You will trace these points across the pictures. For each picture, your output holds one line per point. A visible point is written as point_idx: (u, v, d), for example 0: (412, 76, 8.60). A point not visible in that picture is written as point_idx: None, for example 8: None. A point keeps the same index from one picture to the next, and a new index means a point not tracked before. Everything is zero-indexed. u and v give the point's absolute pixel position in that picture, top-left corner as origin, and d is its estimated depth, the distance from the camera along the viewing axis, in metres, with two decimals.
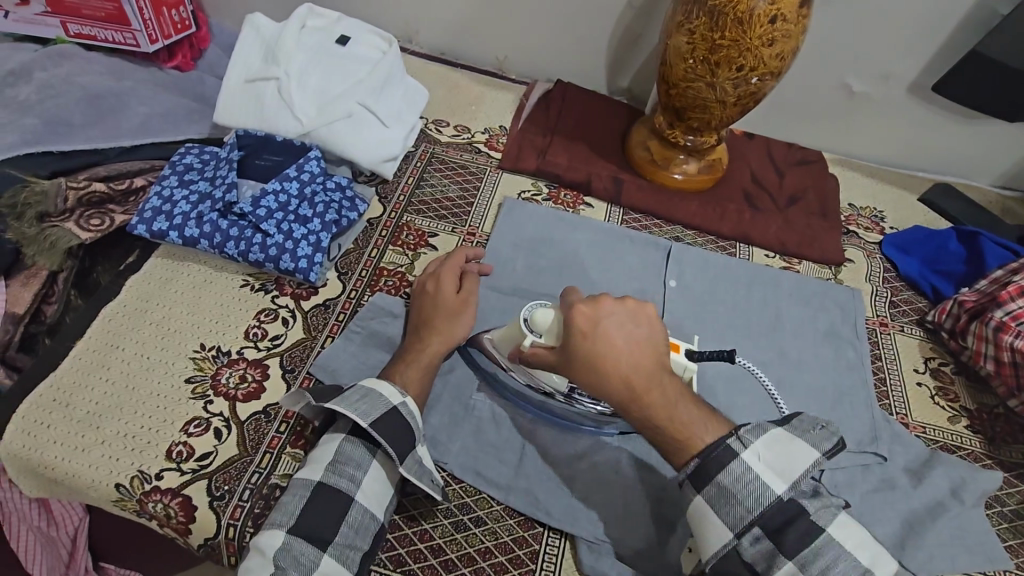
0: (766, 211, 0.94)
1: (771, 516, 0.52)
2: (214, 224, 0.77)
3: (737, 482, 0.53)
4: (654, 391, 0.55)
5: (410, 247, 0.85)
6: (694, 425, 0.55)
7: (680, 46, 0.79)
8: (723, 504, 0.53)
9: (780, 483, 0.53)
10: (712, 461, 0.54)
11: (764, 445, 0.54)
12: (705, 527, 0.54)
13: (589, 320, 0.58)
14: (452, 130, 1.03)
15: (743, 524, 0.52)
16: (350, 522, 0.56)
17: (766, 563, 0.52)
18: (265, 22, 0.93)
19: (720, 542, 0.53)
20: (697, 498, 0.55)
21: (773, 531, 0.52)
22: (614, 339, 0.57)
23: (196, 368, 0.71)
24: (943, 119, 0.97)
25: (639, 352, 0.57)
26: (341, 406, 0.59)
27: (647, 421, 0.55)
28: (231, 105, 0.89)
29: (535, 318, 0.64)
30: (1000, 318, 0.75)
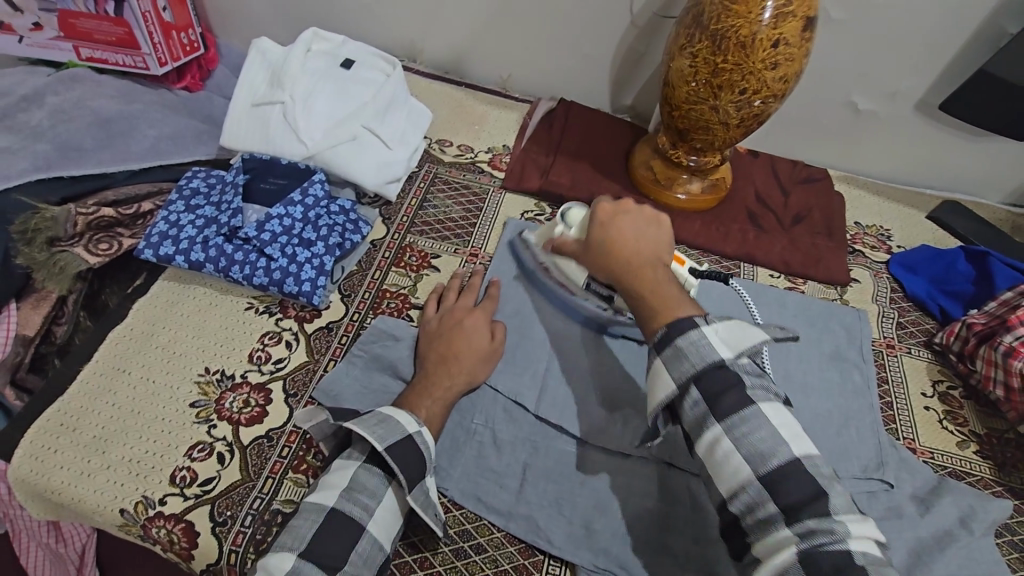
0: (771, 230, 0.93)
1: (711, 384, 0.53)
2: (219, 248, 0.78)
3: (692, 346, 0.54)
4: (642, 268, 0.61)
5: (413, 268, 0.86)
6: (671, 301, 0.58)
7: (682, 68, 0.79)
8: (676, 364, 0.54)
9: (726, 352, 0.54)
10: (675, 327, 0.55)
11: (724, 322, 0.55)
12: (655, 385, 0.56)
13: (608, 215, 0.67)
14: (456, 149, 1.03)
15: (687, 385, 0.54)
16: (359, 551, 0.55)
17: (698, 425, 0.53)
18: (272, 47, 0.95)
19: (665, 397, 0.55)
20: (655, 359, 0.56)
21: (712, 396, 0.53)
22: (625, 228, 0.66)
23: (199, 392, 0.72)
24: (950, 136, 0.96)
25: (640, 241, 0.64)
26: (359, 428, 0.59)
27: (630, 293, 0.61)
28: (238, 129, 0.90)
29: (569, 215, 0.77)
30: (1009, 342, 0.74)
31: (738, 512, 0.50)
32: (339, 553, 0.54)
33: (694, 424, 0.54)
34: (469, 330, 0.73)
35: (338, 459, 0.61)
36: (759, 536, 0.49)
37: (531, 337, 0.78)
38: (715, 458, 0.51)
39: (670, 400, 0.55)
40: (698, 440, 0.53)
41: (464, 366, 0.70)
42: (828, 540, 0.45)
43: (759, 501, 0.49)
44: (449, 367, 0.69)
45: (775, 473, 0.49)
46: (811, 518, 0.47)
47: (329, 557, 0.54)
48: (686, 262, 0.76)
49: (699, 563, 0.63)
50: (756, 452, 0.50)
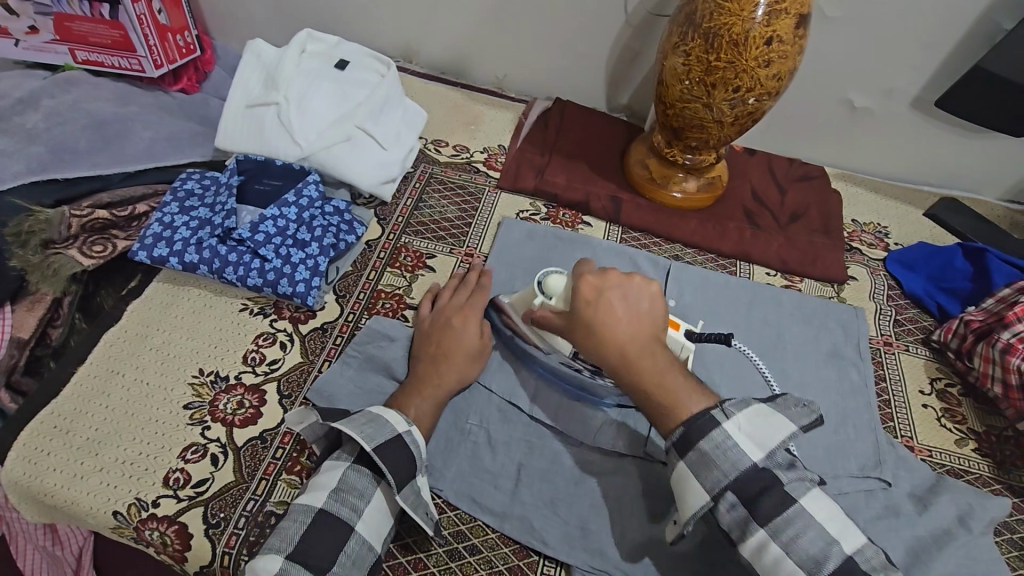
0: (767, 228, 0.93)
1: (745, 486, 0.53)
2: (213, 250, 0.78)
3: (718, 451, 0.54)
4: (644, 357, 0.60)
5: (408, 269, 0.86)
6: (681, 394, 0.58)
7: (676, 67, 0.78)
8: (704, 470, 0.55)
9: (757, 453, 0.54)
10: (693, 429, 0.56)
11: (747, 416, 0.56)
12: (686, 494, 0.56)
13: (594, 291, 0.64)
14: (451, 150, 1.03)
15: (720, 492, 0.54)
16: (348, 551, 0.55)
17: (739, 529, 0.53)
18: (266, 48, 0.95)
19: (700, 507, 0.55)
20: (682, 467, 0.56)
21: (749, 500, 0.53)
22: (615, 306, 0.63)
23: (194, 394, 0.71)
24: (946, 133, 0.96)
25: (634, 320, 0.62)
26: (347, 428, 0.59)
27: (635, 387, 0.59)
28: (233, 131, 0.90)
29: (547, 284, 0.71)
30: (1007, 339, 0.73)
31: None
32: (327, 553, 0.54)
33: (733, 528, 0.54)
34: (464, 331, 0.73)
35: (328, 460, 0.61)
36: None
37: None
38: (765, 565, 0.52)
39: (705, 509, 0.55)
40: (743, 546, 0.53)
41: (458, 366, 0.70)
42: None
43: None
44: (444, 368, 0.69)
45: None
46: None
47: (317, 558, 0.54)
48: (681, 324, 0.70)
49: (695, 562, 0.62)
50: (806, 555, 0.50)
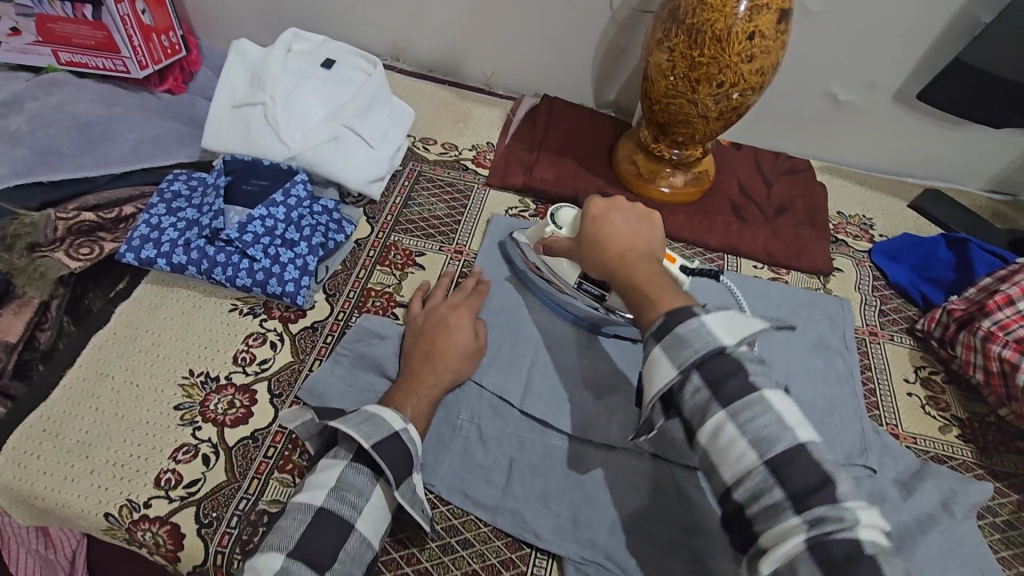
0: (754, 221, 0.94)
1: (712, 368, 0.49)
2: (202, 251, 0.78)
3: (693, 332, 0.50)
4: (635, 262, 0.61)
5: (397, 267, 0.86)
6: (664, 292, 0.57)
7: (660, 63, 0.79)
8: (676, 350, 0.50)
9: (728, 339, 0.49)
10: (674, 315, 0.52)
11: (722, 311, 0.51)
12: (656, 373, 0.51)
13: (599, 213, 0.67)
14: (439, 147, 1.03)
15: (687, 370, 0.50)
16: (348, 549, 0.55)
17: (701, 413, 0.49)
18: (252, 48, 0.94)
19: (665, 384, 0.50)
20: (655, 348, 0.52)
21: (713, 383, 0.49)
22: (618, 224, 0.66)
23: (184, 395, 0.71)
24: (929, 125, 0.97)
25: (630, 235, 0.64)
26: (345, 428, 0.59)
27: (623, 284, 0.60)
28: (220, 131, 0.90)
29: (561, 217, 0.77)
30: (987, 327, 0.74)
31: (742, 500, 0.46)
32: (329, 552, 0.54)
33: (695, 413, 0.49)
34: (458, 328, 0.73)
35: (324, 459, 0.60)
36: (763, 525, 0.45)
37: (516, 332, 0.78)
38: (720, 447, 0.47)
39: (670, 387, 0.50)
40: (701, 430, 0.48)
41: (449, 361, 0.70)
42: (839, 526, 0.41)
43: (762, 486, 0.45)
44: (434, 364, 0.69)
45: None
46: (821, 504, 0.43)
47: (320, 556, 0.54)
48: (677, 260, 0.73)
49: (685, 551, 0.63)
50: (760, 436, 0.46)
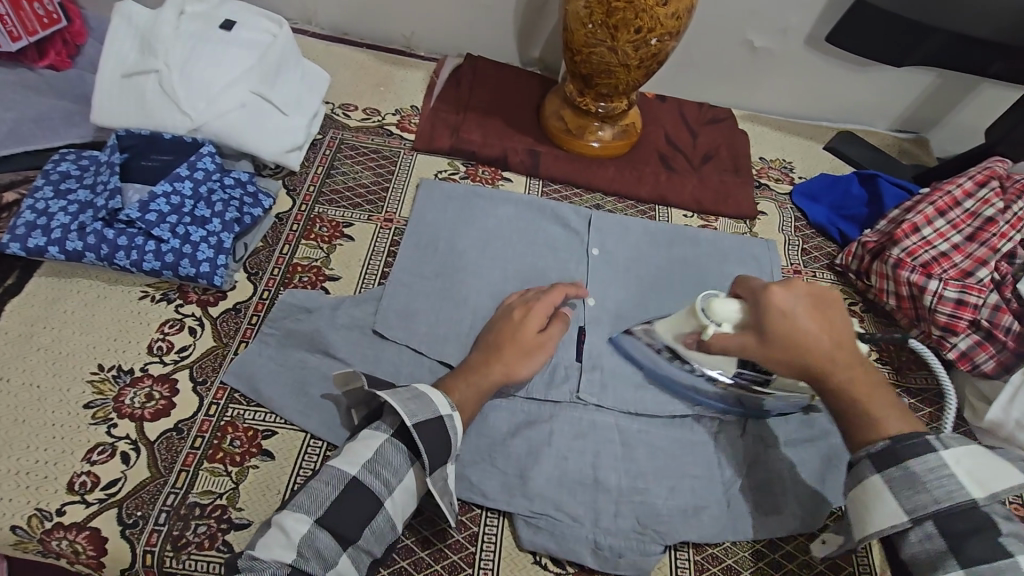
0: (681, 170, 0.95)
1: (951, 520, 0.47)
2: (99, 235, 0.71)
3: (930, 474, 0.48)
4: (843, 372, 0.55)
5: (324, 239, 0.82)
6: (885, 409, 0.53)
7: (578, 11, 0.78)
8: (908, 491, 0.49)
9: (978, 491, 0.47)
10: (903, 446, 0.50)
11: (969, 453, 0.49)
12: (873, 509, 0.50)
13: (786, 302, 0.58)
14: (362, 113, 0.98)
15: (922, 518, 0.48)
16: (373, 526, 0.53)
17: (930, 564, 0.47)
18: (138, 10, 0.85)
19: (891, 527, 0.49)
20: (875, 477, 0.50)
21: (953, 536, 0.46)
22: (810, 321, 0.57)
23: (94, 391, 0.66)
24: (838, 67, 1.01)
25: (832, 334, 0.56)
26: (391, 402, 0.56)
27: (836, 397, 0.55)
28: (110, 104, 0.82)
29: (714, 308, 0.63)
30: (897, 256, 0.77)
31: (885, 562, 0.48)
32: (356, 525, 0.52)
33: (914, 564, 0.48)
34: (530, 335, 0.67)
35: (364, 429, 0.57)
36: None
37: (453, 297, 0.76)
38: None
39: (895, 530, 0.49)
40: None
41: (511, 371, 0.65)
42: None
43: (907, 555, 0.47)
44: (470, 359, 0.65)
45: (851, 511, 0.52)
46: None
47: (348, 528, 0.52)
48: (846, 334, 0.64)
49: (631, 493, 0.64)
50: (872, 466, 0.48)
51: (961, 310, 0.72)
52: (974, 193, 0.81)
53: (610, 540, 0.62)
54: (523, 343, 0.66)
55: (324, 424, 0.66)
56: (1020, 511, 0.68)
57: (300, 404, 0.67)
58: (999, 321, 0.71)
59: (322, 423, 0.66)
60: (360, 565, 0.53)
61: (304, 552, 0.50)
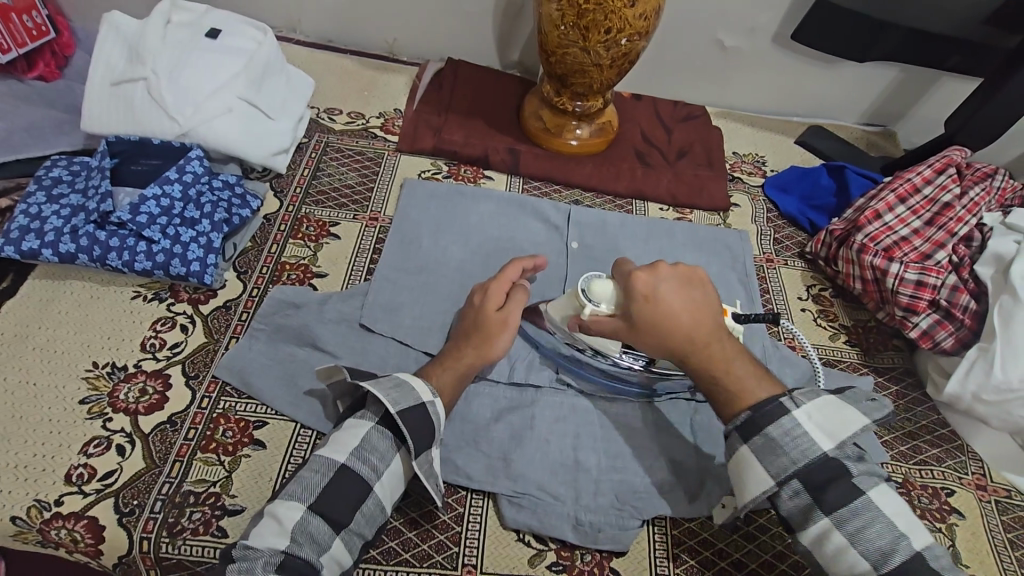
0: (657, 165, 0.99)
1: (813, 474, 0.53)
2: (92, 237, 0.73)
3: (787, 438, 0.54)
4: (709, 348, 0.58)
5: (311, 238, 0.84)
6: (743, 378, 0.57)
7: (551, 13, 0.81)
8: (771, 457, 0.54)
9: (827, 442, 0.54)
10: (761, 414, 0.55)
11: (819, 406, 0.55)
12: (748, 479, 0.56)
13: (648, 285, 0.60)
14: (346, 117, 1.01)
15: (786, 479, 0.54)
16: (364, 510, 0.56)
17: (802, 518, 0.54)
18: (126, 20, 0.88)
19: (762, 493, 0.55)
20: (743, 448, 0.56)
21: (817, 489, 0.53)
22: (673, 302, 0.59)
23: (90, 388, 0.68)
24: (805, 64, 1.05)
25: (695, 312, 0.59)
26: (374, 391, 0.58)
27: (704, 374, 0.58)
28: (101, 112, 0.84)
29: (592, 288, 0.64)
30: (861, 241, 0.81)
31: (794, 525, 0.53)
32: (347, 509, 0.54)
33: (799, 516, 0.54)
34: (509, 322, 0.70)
35: (349, 418, 0.60)
36: None
37: (437, 291, 0.79)
38: (826, 551, 0.52)
39: (766, 494, 0.55)
40: (804, 533, 0.53)
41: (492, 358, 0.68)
42: None
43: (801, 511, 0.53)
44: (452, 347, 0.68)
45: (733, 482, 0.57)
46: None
47: (341, 513, 0.54)
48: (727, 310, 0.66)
49: (610, 472, 0.67)
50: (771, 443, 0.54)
51: (921, 291, 0.76)
52: (933, 180, 0.85)
53: (590, 516, 0.64)
54: (492, 327, 0.68)
55: (314, 414, 0.68)
56: (978, 482, 0.70)
57: (291, 396, 0.69)
58: (957, 300, 0.75)
59: (312, 413, 0.68)
60: (352, 549, 0.55)
61: (298, 537, 0.52)
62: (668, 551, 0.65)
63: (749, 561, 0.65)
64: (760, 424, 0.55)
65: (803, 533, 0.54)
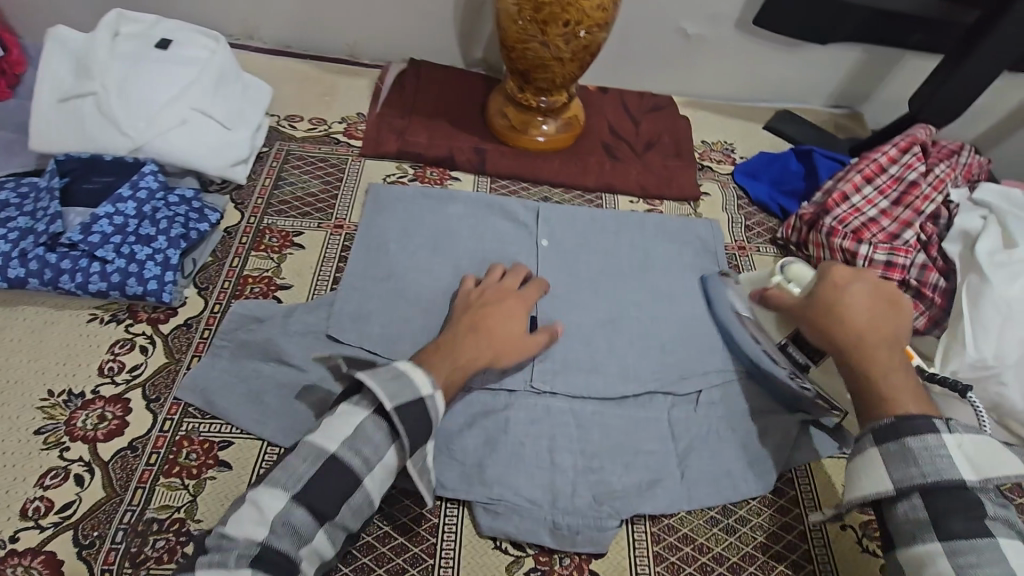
0: (625, 158, 0.98)
1: (938, 497, 0.49)
2: (42, 260, 0.71)
3: (925, 451, 0.50)
4: (877, 349, 0.59)
5: (274, 250, 0.82)
6: (903, 391, 0.55)
7: (508, 9, 0.80)
8: (899, 464, 0.51)
9: (970, 473, 0.49)
10: (906, 423, 0.52)
11: (974, 439, 0.51)
12: (866, 476, 0.52)
13: (845, 278, 0.65)
14: (307, 124, 0.99)
15: (909, 491, 0.50)
16: (350, 505, 0.54)
17: (910, 533, 0.49)
18: (71, 35, 0.85)
19: (876, 494, 0.51)
20: (873, 448, 0.53)
21: (939, 512, 0.49)
22: (862, 297, 0.63)
23: (45, 417, 0.65)
24: (770, 49, 1.04)
25: (874, 315, 0.61)
26: (372, 382, 0.55)
27: (856, 369, 0.58)
28: (47, 130, 0.81)
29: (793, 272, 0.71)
30: (829, 224, 0.80)
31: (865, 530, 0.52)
32: (333, 501, 0.52)
33: (903, 531, 0.50)
34: None
35: (344, 404, 0.56)
36: None
37: (405, 296, 0.77)
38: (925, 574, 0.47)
39: (879, 497, 0.51)
40: (907, 549, 0.49)
41: None
42: None
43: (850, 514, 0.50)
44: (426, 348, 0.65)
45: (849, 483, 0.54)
46: None
47: (326, 505, 0.52)
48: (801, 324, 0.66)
49: (587, 473, 0.66)
50: (902, 448, 0.51)
51: (891, 271, 0.76)
52: (899, 159, 0.84)
53: (568, 519, 0.63)
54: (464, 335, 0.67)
55: (281, 430, 0.66)
56: None
57: (257, 413, 0.67)
58: (926, 279, 0.75)
59: (279, 430, 0.66)
60: (336, 541, 0.54)
61: (277, 528, 0.50)
62: (648, 549, 0.64)
63: (731, 554, 0.64)
64: (900, 431, 0.52)
65: (904, 549, 0.49)
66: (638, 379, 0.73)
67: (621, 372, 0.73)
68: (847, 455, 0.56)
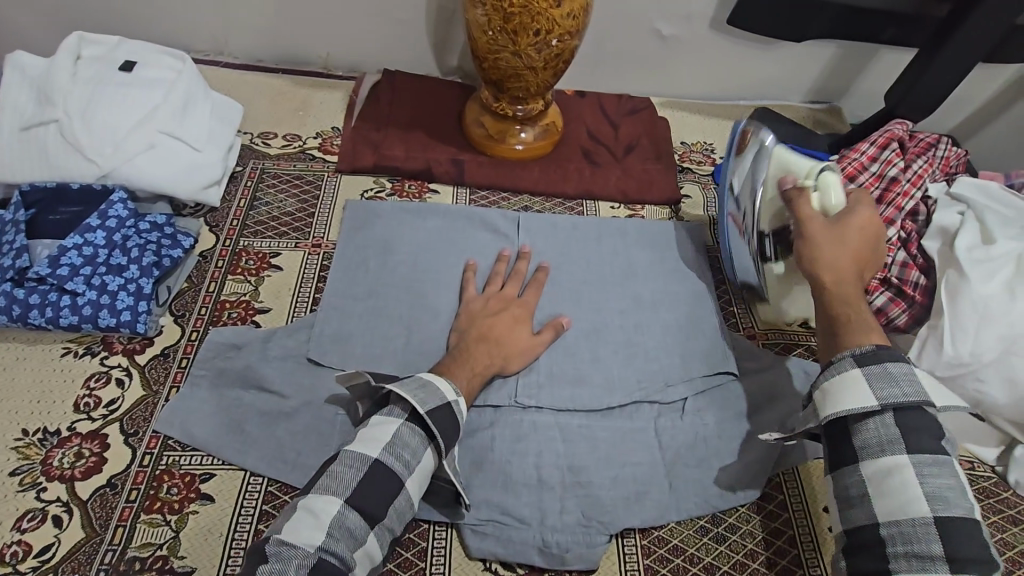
0: (605, 163, 0.97)
1: (909, 416, 0.51)
2: (9, 296, 0.69)
3: (904, 373, 0.52)
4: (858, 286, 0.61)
5: (251, 272, 0.81)
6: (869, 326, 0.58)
7: (478, 19, 0.79)
8: (885, 383, 0.52)
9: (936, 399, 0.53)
10: (886, 352, 0.54)
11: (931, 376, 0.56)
12: (849, 393, 0.53)
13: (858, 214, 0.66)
14: (281, 141, 0.97)
15: (886, 407, 0.52)
16: (395, 507, 0.54)
17: (880, 447, 0.51)
18: (31, 61, 0.84)
19: (859, 406, 0.52)
20: (857, 367, 0.54)
21: (907, 429, 0.51)
22: (865, 235, 0.65)
23: (20, 458, 0.64)
24: (746, 47, 1.03)
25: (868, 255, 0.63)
26: (401, 389, 0.57)
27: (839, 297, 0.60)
28: (8, 160, 0.79)
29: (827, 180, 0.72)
30: None
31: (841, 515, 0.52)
32: (381, 503, 0.53)
33: (873, 445, 0.51)
34: (461, 345, 0.68)
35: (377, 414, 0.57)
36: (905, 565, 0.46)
37: (385, 315, 0.76)
38: (889, 484, 0.49)
39: (861, 412, 0.52)
40: (877, 460, 0.50)
41: None
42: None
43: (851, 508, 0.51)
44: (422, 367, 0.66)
45: (826, 400, 0.54)
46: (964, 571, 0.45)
47: (374, 507, 0.52)
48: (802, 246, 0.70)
49: (575, 489, 0.66)
50: (884, 370, 0.53)
51: None
52: (878, 156, 0.84)
53: (557, 537, 0.63)
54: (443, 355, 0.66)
55: (264, 459, 0.65)
56: None
57: (238, 443, 0.66)
58: (907, 277, 0.75)
59: (261, 459, 0.65)
60: (383, 544, 0.53)
61: (334, 532, 0.50)
62: (639, 562, 0.63)
63: (721, 563, 0.64)
64: (879, 357, 0.54)
65: (872, 460, 0.51)
66: (624, 390, 0.73)
67: (607, 383, 0.73)
68: (822, 375, 0.56)
